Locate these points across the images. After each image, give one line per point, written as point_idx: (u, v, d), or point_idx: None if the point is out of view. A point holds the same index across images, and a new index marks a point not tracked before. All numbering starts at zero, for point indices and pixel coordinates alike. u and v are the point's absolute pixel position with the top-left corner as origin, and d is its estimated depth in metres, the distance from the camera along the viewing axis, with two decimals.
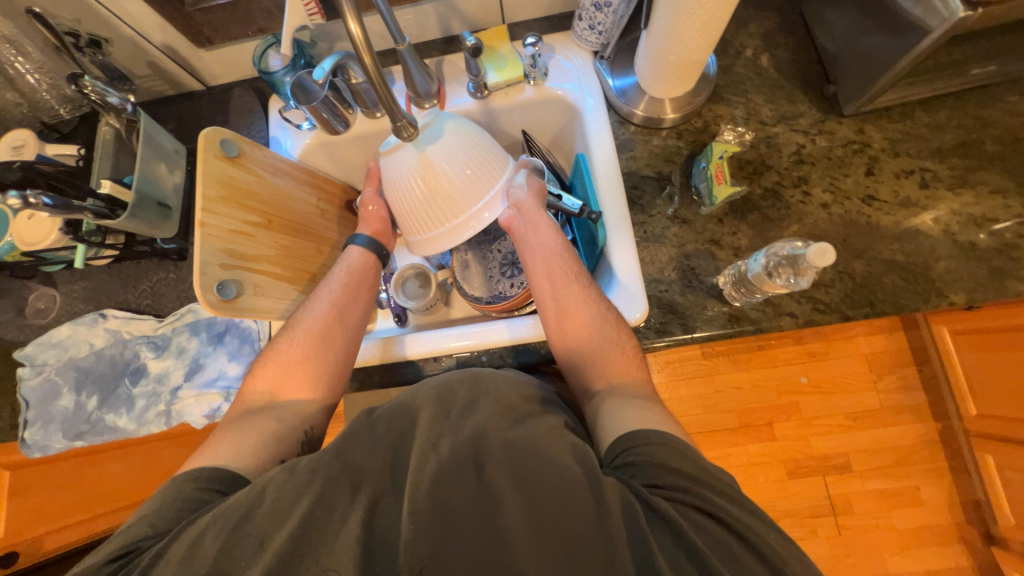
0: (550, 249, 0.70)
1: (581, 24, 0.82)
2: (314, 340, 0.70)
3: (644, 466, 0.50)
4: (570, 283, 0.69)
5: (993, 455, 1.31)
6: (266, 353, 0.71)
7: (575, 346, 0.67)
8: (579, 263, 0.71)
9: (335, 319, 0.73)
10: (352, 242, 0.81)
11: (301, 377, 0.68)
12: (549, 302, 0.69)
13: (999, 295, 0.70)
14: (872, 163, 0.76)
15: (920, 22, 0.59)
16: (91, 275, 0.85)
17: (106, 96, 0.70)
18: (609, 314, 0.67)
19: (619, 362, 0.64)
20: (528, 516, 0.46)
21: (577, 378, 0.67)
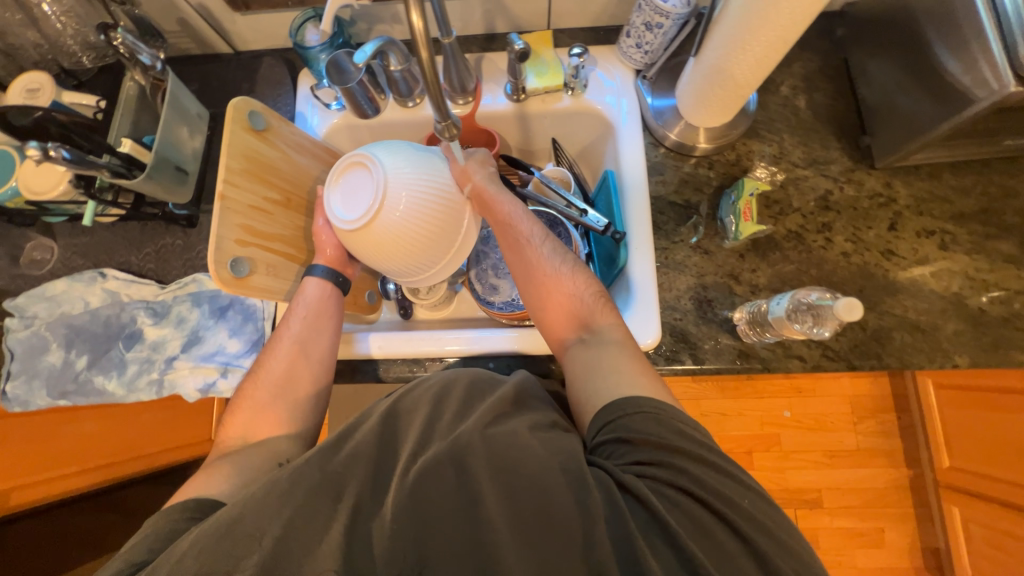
0: (505, 221, 0.67)
1: (628, 41, 0.81)
2: (281, 384, 0.68)
3: (618, 439, 0.51)
4: (529, 249, 0.67)
5: (959, 508, 1.35)
6: (235, 403, 0.68)
7: (544, 309, 0.66)
8: (536, 224, 0.68)
9: (296, 351, 0.69)
10: (308, 273, 0.73)
11: (272, 420, 0.66)
12: (516, 271, 0.68)
13: (1000, 363, 0.71)
14: (895, 218, 0.77)
15: (966, 90, 0.60)
16: (95, 231, 0.83)
17: (136, 52, 0.68)
18: (568, 266, 0.66)
19: (586, 311, 0.64)
20: (528, 531, 0.45)
21: (549, 335, 0.67)
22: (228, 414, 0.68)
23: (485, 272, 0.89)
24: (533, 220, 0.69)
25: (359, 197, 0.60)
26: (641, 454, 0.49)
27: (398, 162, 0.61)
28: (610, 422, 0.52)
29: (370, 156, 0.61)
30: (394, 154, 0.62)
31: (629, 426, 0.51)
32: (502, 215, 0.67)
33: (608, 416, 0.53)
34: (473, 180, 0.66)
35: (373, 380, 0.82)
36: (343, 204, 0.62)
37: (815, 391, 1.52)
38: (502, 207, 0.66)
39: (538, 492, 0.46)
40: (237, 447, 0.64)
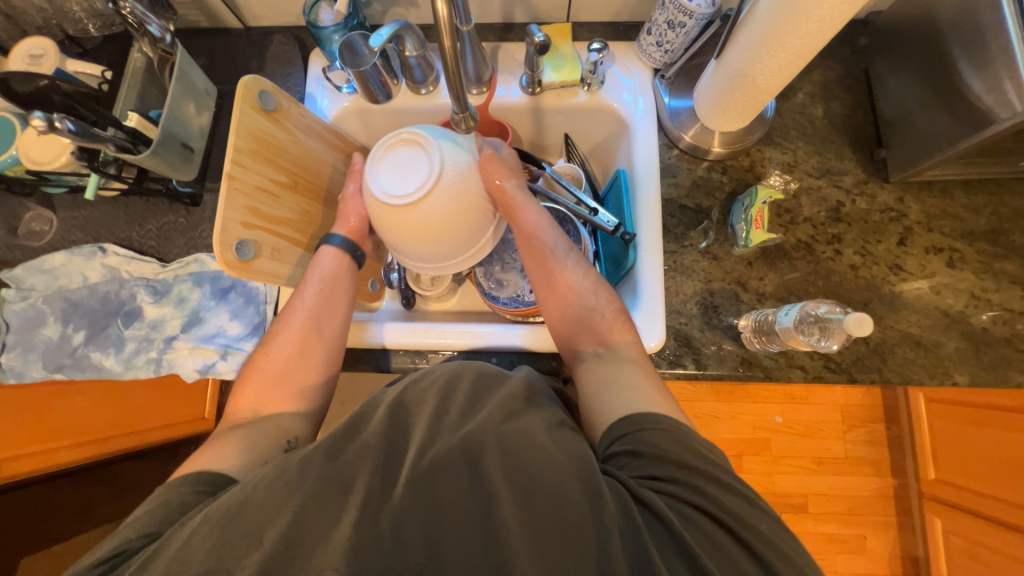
0: (531, 231, 0.68)
1: (649, 39, 0.79)
2: (294, 355, 0.67)
3: (633, 449, 0.51)
4: (551, 260, 0.68)
5: (941, 520, 1.38)
6: (245, 374, 0.68)
7: (563, 319, 0.67)
8: (561, 236, 0.70)
9: (311, 321, 0.70)
10: (326, 241, 0.74)
11: (281, 395, 0.65)
12: (536, 279, 0.69)
13: (1000, 383, 0.72)
14: (905, 233, 0.77)
15: (989, 110, 0.59)
16: (96, 205, 0.81)
17: (145, 22, 0.66)
18: (589, 281, 0.67)
19: (605, 327, 0.65)
20: (532, 530, 0.44)
21: (565, 348, 0.68)
22: (237, 385, 0.67)
23: (491, 266, 0.89)
24: (558, 232, 0.70)
25: (408, 181, 0.60)
26: (653, 470, 0.49)
27: (451, 153, 0.62)
28: (628, 435, 0.52)
29: (424, 141, 0.61)
30: (446, 143, 0.62)
31: (647, 442, 0.51)
32: (528, 225, 0.68)
33: (626, 428, 0.53)
34: (506, 185, 0.66)
35: (373, 369, 0.82)
36: (386, 182, 0.60)
37: (808, 398, 1.53)
38: (529, 217, 0.67)
39: (542, 492, 0.46)
40: (245, 420, 0.63)
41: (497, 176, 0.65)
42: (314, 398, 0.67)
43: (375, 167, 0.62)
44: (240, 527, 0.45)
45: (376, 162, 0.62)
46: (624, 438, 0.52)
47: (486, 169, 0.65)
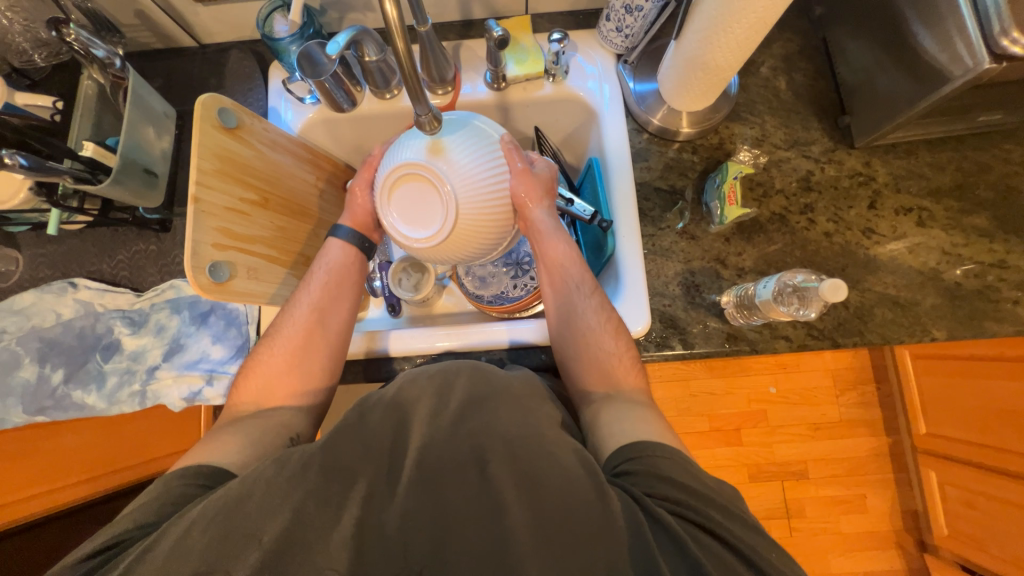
0: (553, 258, 0.69)
1: (609, 25, 0.79)
2: (298, 350, 0.66)
3: (644, 469, 0.50)
4: (569, 295, 0.68)
5: (936, 472, 1.41)
6: (250, 363, 0.67)
7: (574, 355, 0.66)
8: (585, 272, 0.69)
9: (320, 314, 0.68)
10: (334, 233, 0.73)
11: (285, 389, 0.65)
12: (551, 306, 0.70)
13: (975, 335, 0.74)
14: (875, 197, 0.79)
15: (943, 69, 0.60)
16: (61, 240, 0.79)
17: (91, 47, 0.64)
18: (608, 325, 0.66)
19: (617, 371, 0.64)
20: (534, 521, 0.44)
21: (574, 383, 0.67)
22: (242, 377, 0.66)
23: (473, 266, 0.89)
24: (582, 267, 0.69)
25: (419, 219, 0.57)
26: (661, 487, 0.48)
27: (469, 184, 0.56)
28: (639, 456, 0.51)
29: (445, 177, 0.55)
30: (468, 179, 0.56)
31: (661, 465, 0.50)
32: (552, 250, 0.68)
33: (640, 452, 0.51)
34: (532, 208, 0.63)
35: (363, 379, 0.81)
36: (393, 210, 0.58)
37: (799, 366, 1.56)
38: (554, 244, 0.68)
39: (538, 481, 0.46)
40: (247, 413, 0.63)
41: (528, 196, 0.62)
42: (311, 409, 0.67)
43: (387, 184, 0.57)
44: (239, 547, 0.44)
45: (387, 179, 0.57)
46: (633, 461, 0.51)
47: (520, 187, 0.61)
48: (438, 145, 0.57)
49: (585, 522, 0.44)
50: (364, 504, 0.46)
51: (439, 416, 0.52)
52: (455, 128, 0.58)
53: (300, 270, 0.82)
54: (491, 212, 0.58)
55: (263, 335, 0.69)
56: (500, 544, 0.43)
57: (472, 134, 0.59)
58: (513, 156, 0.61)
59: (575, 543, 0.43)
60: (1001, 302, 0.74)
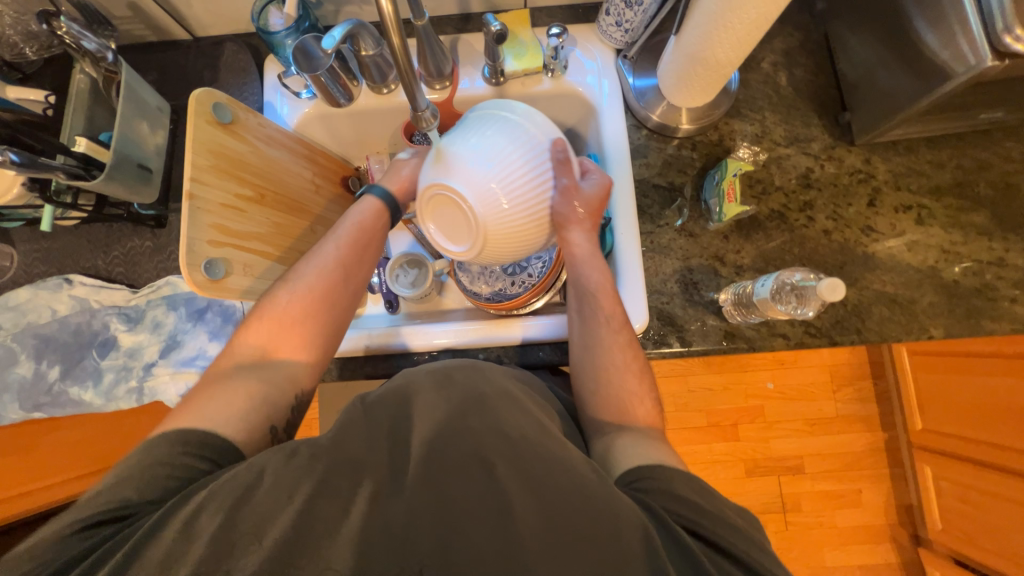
0: (584, 286, 0.67)
1: (608, 20, 0.78)
2: (317, 300, 0.64)
3: (658, 485, 0.50)
4: (597, 327, 0.66)
5: (931, 468, 1.42)
6: (261, 305, 0.64)
7: (593, 389, 0.64)
8: (617, 306, 0.67)
9: (346, 272, 0.68)
10: (368, 190, 0.73)
11: (296, 341, 0.63)
12: (576, 334, 0.68)
13: (973, 333, 0.74)
14: (874, 194, 0.78)
15: (945, 65, 0.60)
16: (56, 236, 0.78)
17: (82, 40, 0.64)
18: (633, 365, 0.64)
19: (638, 411, 0.62)
20: (533, 519, 0.44)
21: (589, 417, 0.64)
22: (250, 319, 0.63)
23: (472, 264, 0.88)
24: (615, 300, 0.67)
25: (450, 226, 0.59)
26: (666, 498, 0.48)
27: (494, 204, 0.56)
28: (644, 471, 0.52)
29: (481, 202, 0.55)
30: (505, 207, 0.55)
31: (666, 480, 0.50)
32: (585, 276, 0.66)
33: (644, 470, 0.52)
34: (569, 229, 0.63)
35: (361, 376, 0.81)
36: (431, 204, 0.59)
37: (796, 362, 1.57)
38: (587, 270, 0.66)
39: (539, 479, 0.46)
40: (251, 363, 0.60)
41: (569, 217, 0.62)
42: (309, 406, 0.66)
43: (432, 180, 0.57)
44: (238, 546, 0.44)
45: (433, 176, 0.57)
46: (639, 480, 0.51)
47: (563, 208, 0.61)
48: (488, 162, 0.54)
49: (587, 520, 0.44)
50: (364, 503, 0.46)
51: (437, 415, 0.52)
52: (496, 139, 0.56)
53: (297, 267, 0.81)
54: (517, 239, 0.58)
55: (279, 281, 0.66)
56: (500, 542, 0.43)
57: (525, 151, 0.56)
58: (562, 173, 0.58)
59: (576, 542, 0.43)
60: (999, 301, 0.74)
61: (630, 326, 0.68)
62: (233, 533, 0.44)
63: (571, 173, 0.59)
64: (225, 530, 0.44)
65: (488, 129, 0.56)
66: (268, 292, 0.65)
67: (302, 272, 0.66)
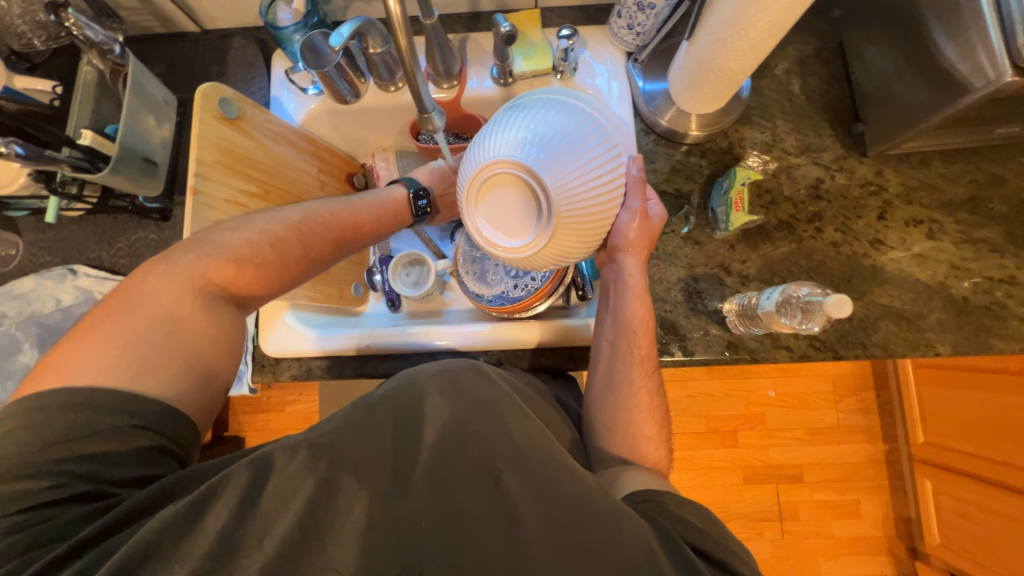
0: (625, 321, 0.66)
1: (619, 22, 0.77)
2: (301, 259, 0.62)
3: (659, 507, 0.51)
4: (635, 367, 0.66)
5: (932, 482, 1.41)
6: (254, 245, 0.59)
7: (608, 418, 0.66)
8: (652, 346, 0.67)
9: (347, 236, 0.68)
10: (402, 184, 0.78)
11: (254, 285, 0.59)
12: (602, 362, 0.68)
13: (981, 351, 0.73)
14: (885, 207, 0.77)
15: (963, 80, 0.59)
16: (61, 226, 0.79)
17: (88, 32, 0.64)
18: (652, 408, 0.65)
19: (645, 447, 0.63)
20: (543, 529, 0.44)
21: (596, 441, 0.66)
22: (221, 258, 0.57)
23: (476, 266, 0.87)
24: (653, 341, 0.68)
25: (516, 203, 0.56)
26: (664, 514, 0.49)
27: (569, 194, 0.53)
28: (648, 493, 0.53)
29: (570, 188, 0.53)
30: (582, 211, 0.54)
31: (665, 503, 0.51)
32: (629, 312, 0.66)
33: (647, 492, 0.54)
34: (626, 254, 0.65)
35: (363, 375, 0.81)
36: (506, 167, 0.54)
37: (799, 371, 1.55)
38: (631, 306, 0.66)
39: (548, 485, 0.46)
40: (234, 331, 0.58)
41: (636, 242, 0.64)
42: None
43: (525, 146, 0.53)
44: (241, 543, 0.45)
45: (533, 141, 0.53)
46: (641, 500, 0.53)
47: (630, 232, 0.63)
48: (592, 152, 0.53)
49: (596, 530, 0.44)
50: (366, 506, 0.46)
51: (443, 419, 0.52)
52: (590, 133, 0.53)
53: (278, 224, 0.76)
54: (578, 244, 0.57)
55: (280, 224, 0.62)
56: (510, 549, 0.44)
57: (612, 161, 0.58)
58: (636, 195, 0.60)
59: (574, 553, 0.43)
60: (1008, 319, 0.73)
61: (658, 369, 0.68)
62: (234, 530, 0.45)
63: (643, 198, 0.60)
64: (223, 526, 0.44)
65: (596, 119, 0.54)
66: (264, 232, 0.60)
67: (314, 228, 0.64)
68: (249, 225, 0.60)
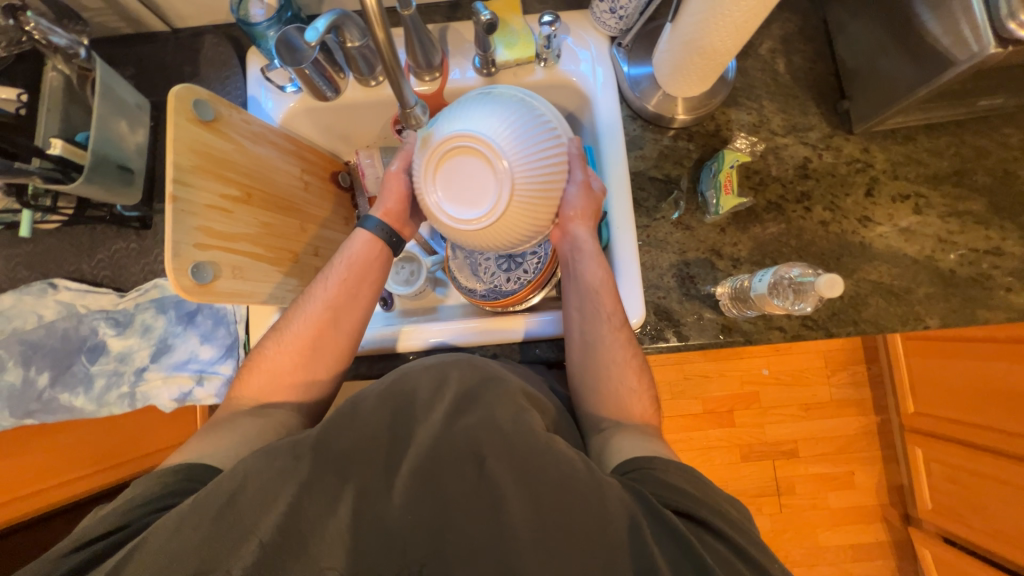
0: (586, 284, 0.68)
1: (602, 6, 0.76)
2: (306, 350, 0.66)
3: (650, 479, 0.50)
4: (601, 325, 0.66)
5: (922, 450, 1.44)
6: (269, 357, 0.66)
7: (591, 384, 0.66)
8: (618, 304, 0.67)
9: (344, 312, 0.69)
10: (362, 224, 0.73)
11: (287, 385, 0.66)
12: (575, 331, 0.69)
13: (969, 322, 0.74)
14: (872, 183, 0.78)
15: (947, 53, 0.59)
16: (37, 238, 0.77)
17: (50, 35, 0.62)
18: (633, 365, 0.65)
19: (633, 408, 0.63)
20: (530, 516, 0.44)
21: (586, 410, 0.67)
22: (258, 372, 0.66)
23: (468, 262, 0.86)
24: (616, 300, 0.67)
25: (465, 183, 0.56)
26: (652, 488, 0.49)
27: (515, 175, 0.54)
28: (639, 462, 0.53)
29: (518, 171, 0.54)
30: (527, 188, 0.55)
31: (654, 470, 0.51)
32: (589, 275, 0.68)
33: (639, 460, 0.53)
34: (580, 220, 0.67)
35: (359, 376, 0.80)
36: (456, 151, 0.55)
37: (792, 349, 1.57)
38: (590, 269, 0.68)
39: (543, 476, 0.46)
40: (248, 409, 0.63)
41: (582, 210, 0.66)
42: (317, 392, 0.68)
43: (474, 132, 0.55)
44: (235, 544, 0.44)
45: (444, 140, 0.55)
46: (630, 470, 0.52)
47: (577, 202, 0.65)
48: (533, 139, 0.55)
49: (584, 512, 0.44)
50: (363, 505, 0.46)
51: (438, 415, 0.51)
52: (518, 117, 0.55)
53: (271, 237, 0.75)
54: (537, 223, 0.58)
55: (286, 333, 0.67)
56: (508, 538, 0.44)
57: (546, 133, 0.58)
58: (578, 167, 0.64)
59: (568, 537, 0.44)
60: (995, 290, 0.74)
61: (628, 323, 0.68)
62: (228, 526, 0.44)
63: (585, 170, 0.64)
64: (220, 531, 0.44)
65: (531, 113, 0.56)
66: (273, 344, 0.67)
67: (308, 323, 0.67)
68: (268, 341, 0.68)
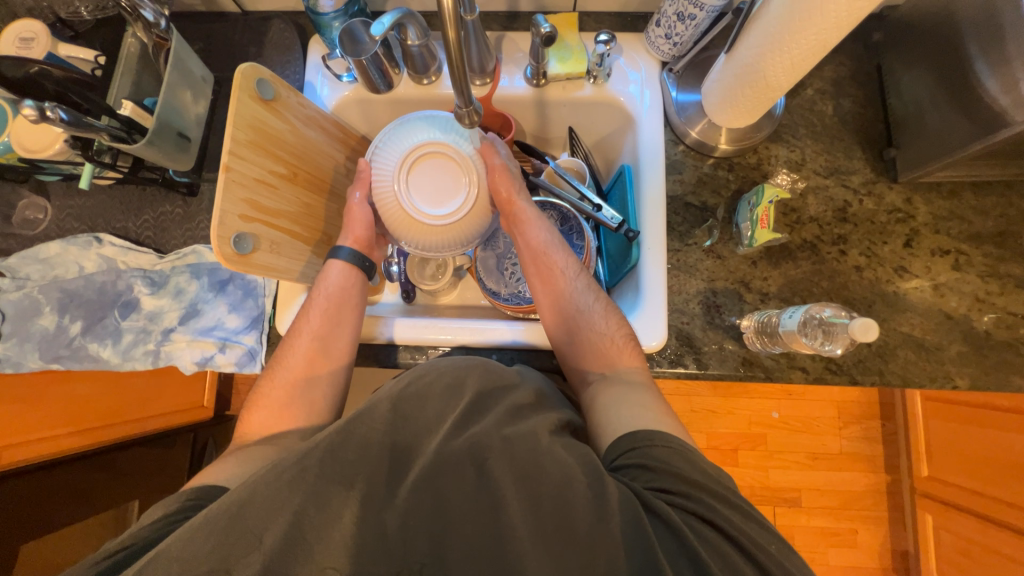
0: (538, 248, 0.72)
1: (658, 31, 0.78)
2: (300, 380, 0.67)
3: (640, 463, 0.50)
4: (559, 280, 0.70)
5: (933, 516, 1.39)
6: (267, 394, 0.66)
7: (563, 339, 0.68)
8: (568, 256, 0.72)
9: (326, 340, 0.69)
10: (334, 254, 0.74)
11: (288, 415, 0.65)
12: (541, 297, 0.71)
13: (1000, 387, 0.72)
14: (912, 235, 0.77)
15: (1004, 113, 0.58)
16: (91, 193, 0.80)
17: (140, 10, 0.62)
18: (598, 306, 0.68)
19: (607, 349, 0.65)
20: (540, 524, 0.44)
21: (573, 371, 0.68)
22: (257, 411, 0.65)
23: (494, 266, 0.88)
24: (567, 254, 0.72)
25: (421, 191, 0.68)
26: (642, 473, 0.50)
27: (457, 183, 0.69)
28: (623, 445, 0.53)
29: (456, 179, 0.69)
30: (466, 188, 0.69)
31: (639, 454, 0.51)
32: (535, 239, 0.72)
33: (624, 440, 0.53)
34: (513, 199, 0.72)
35: (375, 364, 0.81)
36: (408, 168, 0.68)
37: (805, 395, 1.54)
38: (535, 234, 0.72)
39: (556, 487, 0.46)
40: (252, 443, 0.62)
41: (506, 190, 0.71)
42: (333, 395, 0.69)
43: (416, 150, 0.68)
44: (247, 515, 0.44)
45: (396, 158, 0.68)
46: (617, 460, 0.52)
47: (499, 184, 0.71)
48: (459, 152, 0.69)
49: (591, 526, 0.44)
50: (370, 494, 0.47)
51: (450, 420, 0.52)
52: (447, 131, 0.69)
53: (310, 219, 0.77)
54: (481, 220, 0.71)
55: (278, 369, 0.68)
56: (513, 543, 0.44)
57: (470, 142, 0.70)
58: (493, 155, 0.71)
59: (576, 553, 0.43)
60: None
61: (582, 268, 0.73)
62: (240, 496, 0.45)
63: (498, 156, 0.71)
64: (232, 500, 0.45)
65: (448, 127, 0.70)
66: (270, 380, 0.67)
67: (295, 358, 0.68)
68: (268, 377, 0.68)
